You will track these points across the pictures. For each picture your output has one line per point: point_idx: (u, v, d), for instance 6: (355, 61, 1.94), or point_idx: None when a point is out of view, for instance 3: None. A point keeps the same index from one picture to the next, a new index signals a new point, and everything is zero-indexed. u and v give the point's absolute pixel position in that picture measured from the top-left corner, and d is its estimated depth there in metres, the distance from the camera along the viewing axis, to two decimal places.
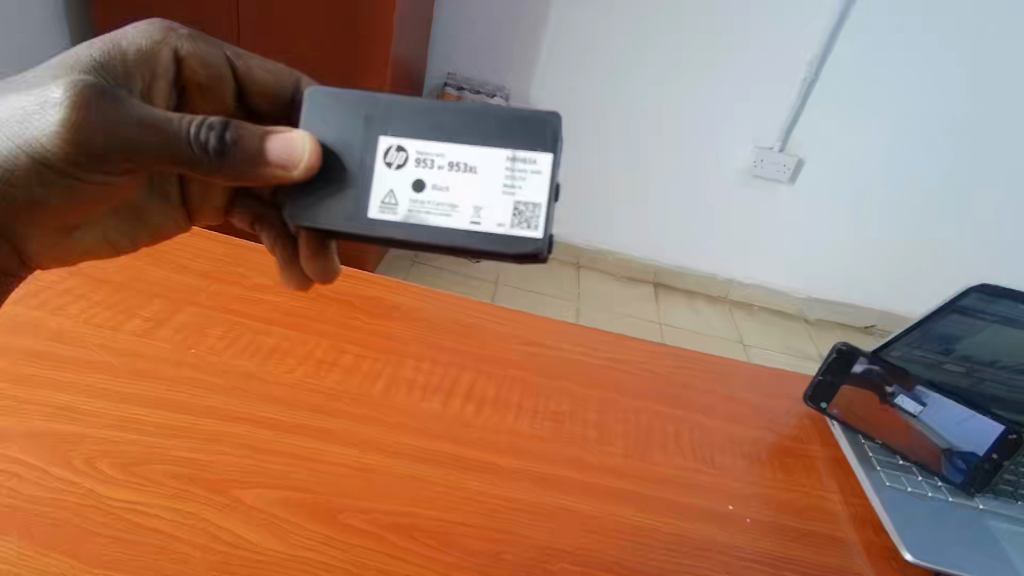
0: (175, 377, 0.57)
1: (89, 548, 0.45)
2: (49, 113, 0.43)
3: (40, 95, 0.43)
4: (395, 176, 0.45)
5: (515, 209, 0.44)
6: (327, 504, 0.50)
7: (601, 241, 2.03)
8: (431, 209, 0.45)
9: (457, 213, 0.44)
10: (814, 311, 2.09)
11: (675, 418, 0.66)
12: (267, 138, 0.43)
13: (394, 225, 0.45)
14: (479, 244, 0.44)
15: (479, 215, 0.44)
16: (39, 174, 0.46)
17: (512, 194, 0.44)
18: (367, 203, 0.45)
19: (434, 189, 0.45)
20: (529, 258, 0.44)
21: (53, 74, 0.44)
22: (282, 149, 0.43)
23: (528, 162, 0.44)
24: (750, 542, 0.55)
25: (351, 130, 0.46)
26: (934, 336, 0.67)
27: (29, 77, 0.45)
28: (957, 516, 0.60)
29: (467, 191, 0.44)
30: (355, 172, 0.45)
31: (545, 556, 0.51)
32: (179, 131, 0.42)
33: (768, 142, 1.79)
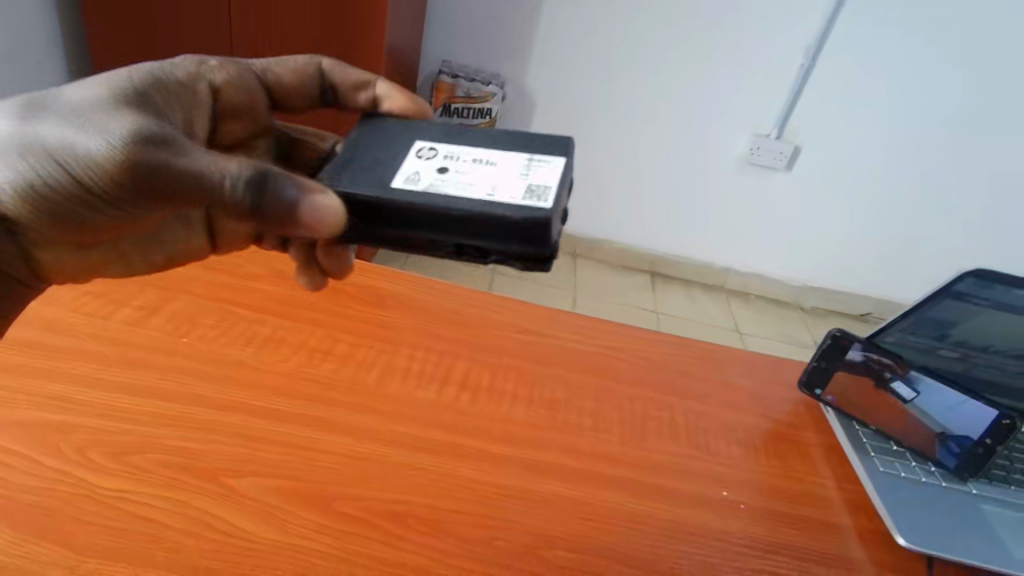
0: (167, 367, 0.57)
1: (80, 536, 0.44)
2: (96, 146, 0.41)
3: (77, 123, 0.42)
4: (422, 163, 0.46)
5: (528, 188, 0.44)
6: (321, 492, 0.50)
7: (598, 231, 2.03)
8: (451, 184, 0.44)
9: (474, 188, 0.44)
10: (810, 299, 2.10)
11: (669, 405, 0.66)
12: (309, 191, 0.42)
13: (412, 192, 0.43)
14: (491, 208, 0.42)
15: (495, 190, 0.43)
16: (77, 199, 0.44)
17: (526, 179, 0.45)
18: (392, 179, 0.45)
19: (455, 172, 0.45)
20: (536, 226, 0.41)
21: (88, 100, 0.43)
22: (318, 206, 0.41)
23: (542, 162, 0.46)
24: (744, 528, 0.56)
25: (393, 138, 0.49)
26: (929, 321, 0.66)
27: (61, 100, 0.44)
28: (951, 501, 0.61)
29: (484, 177, 0.45)
30: (391, 157, 0.47)
31: (539, 543, 0.51)
32: (216, 177, 0.41)
33: (765, 128, 1.79)
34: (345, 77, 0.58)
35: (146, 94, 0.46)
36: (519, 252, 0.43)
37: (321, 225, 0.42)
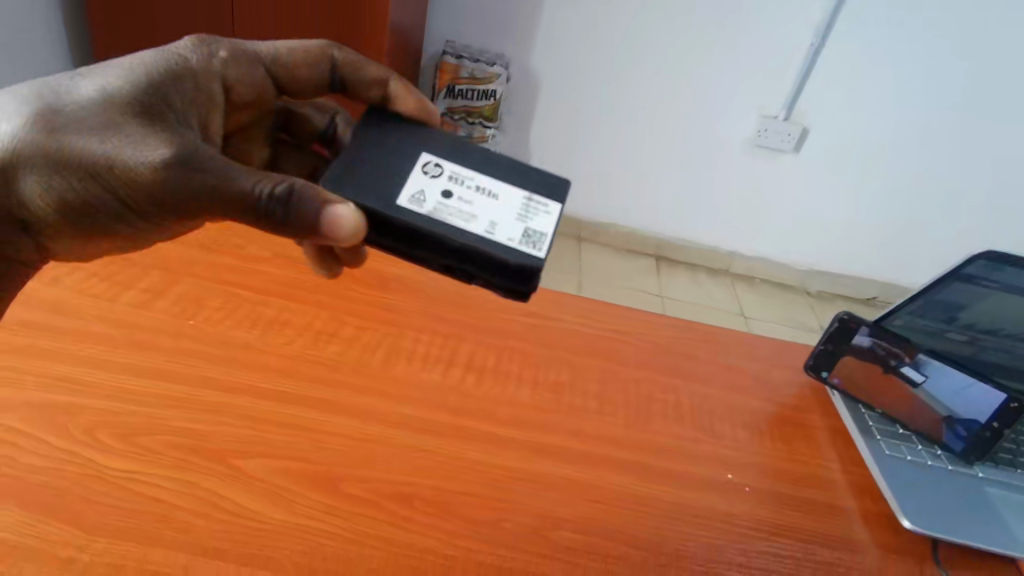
0: (173, 349, 0.57)
1: (90, 516, 0.45)
2: (123, 160, 0.41)
3: (99, 131, 0.42)
4: (427, 180, 0.45)
5: (526, 232, 0.44)
6: (328, 473, 0.51)
7: (603, 214, 2.02)
8: (453, 213, 0.44)
9: (475, 222, 0.43)
10: (815, 284, 2.09)
11: (674, 388, 0.66)
12: (325, 202, 0.41)
13: (416, 219, 0.43)
14: (490, 250, 0.43)
15: (495, 229, 0.43)
16: (108, 207, 0.45)
17: (525, 221, 0.44)
18: (396, 196, 0.44)
19: (459, 200, 0.44)
20: (529, 273, 0.43)
21: (109, 106, 0.43)
22: (331, 219, 0.41)
23: (542, 204, 0.45)
24: (749, 510, 0.56)
25: (400, 141, 0.47)
26: (938, 304, 0.65)
27: (79, 98, 0.43)
28: (957, 484, 0.61)
29: (487, 208, 0.44)
30: (396, 169, 0.45)
31: (545, 524, 0.51)
32: (235, 190, 0.41)
33: (773, 110, 1.77)
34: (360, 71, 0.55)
35: (163, 94, 0.45)
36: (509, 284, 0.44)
37: (335, 237, 0.41)
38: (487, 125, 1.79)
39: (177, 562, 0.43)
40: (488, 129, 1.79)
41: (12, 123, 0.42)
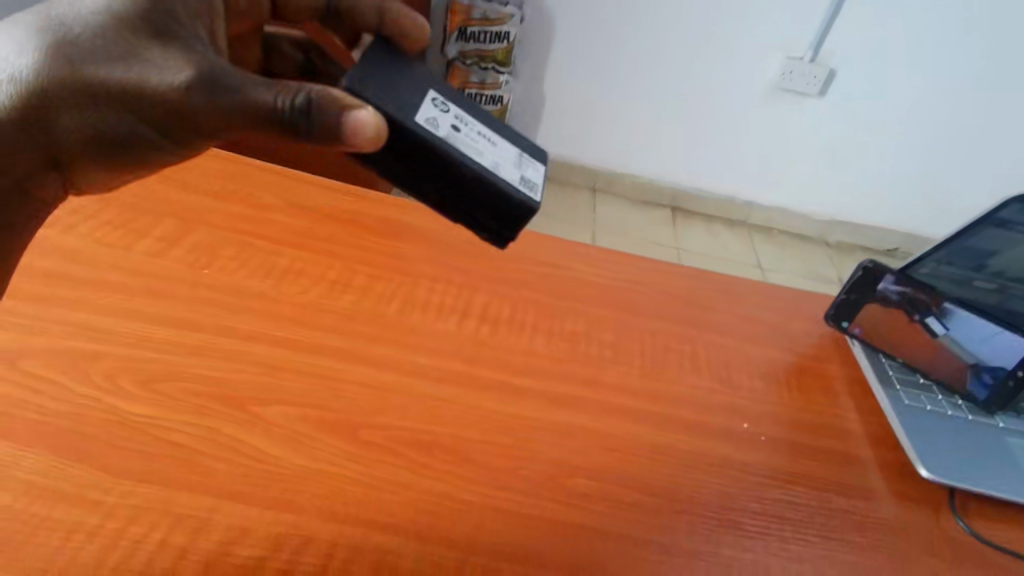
0: (190, 298, 0.57)
1: (115, 460, 0.46)
2: (145, 84, 0.38)
3: (114, 53, 0.38)
4: (439, 108, 0.41)
5: (526, 179, 0.42)
6: (346, 421, 0.51)
7: (619, 164, 1.99)
8: (464, 142, 0.40)
9: (483, 156, 0.40)
10: (834, 234, 2.05)
11: (690, 338, 0.66)
12: (346, 107, 0.37)
13: (427, 137, 0.39)
14: (496, 183, 0.40)
15: (500, 167, 0.41)
16: (131, 138, 0.41)
17: (524, 169, 0.42)
18: (411, 111, 0.40)
19: (468, 133, 0.41)
20: (525, 217, 0.41)
21: (117, 23, 0.39)
22: (353, 124, 0.37)
23: (534, 162, 0.44)
24: (764, 458, 0.56)
25: (409, 68, 0.43)
26: (968, 251, 0.64)
27: (85, 16, 0.39)
28: (976, 433, 0.60)
29: (493, 149, 0.42)
30: (410, 89, 0.41)
31: (561, 472, 0.51)
32: (260, 107, 0.37)
33: (798, 51, 1.73)
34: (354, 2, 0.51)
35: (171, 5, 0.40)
36: (501, 228, 0.42)
37: (357, 145, 0.37)
38: (500, 70, 1.74)
39: (202, 505, 0.44)
40: (501, 74, 1.75)
41: (27, 58, 0.38)
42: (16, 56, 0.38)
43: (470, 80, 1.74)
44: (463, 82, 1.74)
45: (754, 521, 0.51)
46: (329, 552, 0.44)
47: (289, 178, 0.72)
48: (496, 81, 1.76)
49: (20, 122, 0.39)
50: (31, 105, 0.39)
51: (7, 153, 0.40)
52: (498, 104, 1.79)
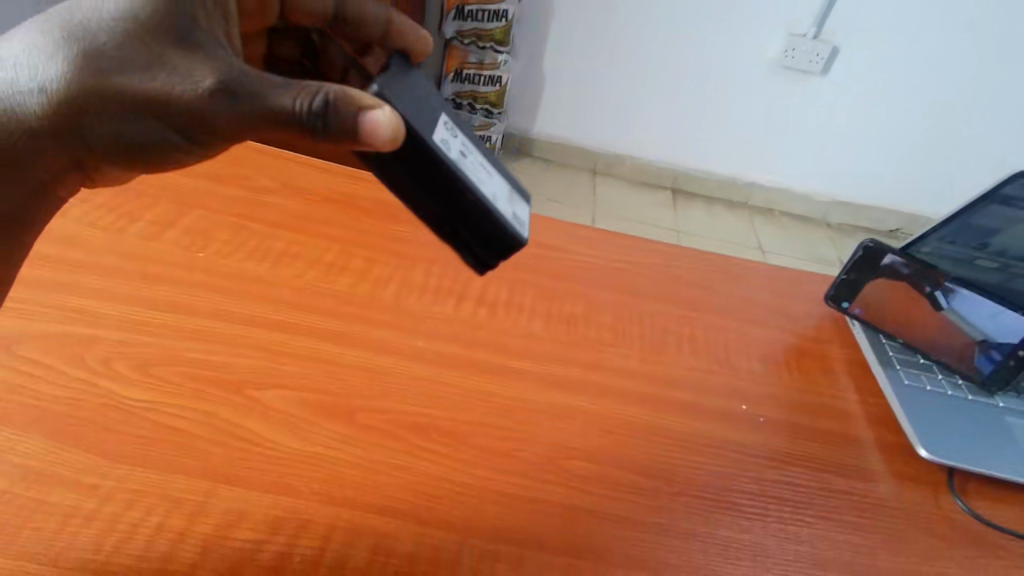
0: (185, 281, 0.57)
1: (111, 444, 0.45)
2: (173, 94, 0.36)
3: (141, 62, 0.37)
4: (447, 128, 0.38)
5: (519, 216, 0.39)
6: (343, 405, 0.51)
7: (618, 145, 1.98)
8: (469, 166, 0.37)
9: (485, 184, 0.38)
10: (836, 216, 2.04)
11: (689, 320, 0.65)
12: (362, 107, 0.34)
13: (437, 149, 0.36)
14: (495, 211, 0.37)
15: (499, 199, 0.38)
16: (160, 144, 0.40)
17: (516, 206, 0.40)
18: (424, 121, 0.37)
19: (472, 158, 0.38)
20: (514, 251, 0.38)
21: (137, 28, 0.37)
22: (368, 125, 0.34)
23: (523, 200, 0.41)
24: (764, 440, 0.56)
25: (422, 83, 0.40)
26: (970, 229, 0.63)
27: (108, 23, 0.37)
28: (975, 414, 0.60)
29: (492, 176, 0.39)
30: (421, 100, 0.38)
31: (559, 455, 0.51)
32: (283, 113, 0.35)
33: (802, 28, 1.71)
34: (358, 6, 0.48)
35: (189, 7, 0.38)
36: (486, 256, 0.39)
37: (373, 146, 0.35)
38: (499, 50, 1.73)
39: (198, 489, 0.44)
40: (500, 53, 1.74)
41: (55, 66, 0.37)
42: (43, 66, 0.37)
43: (468, 60, 1.75)
44: (461, 62, 1.75)
45: (754, 503, 0.51)
46: (326, 535, 0.43)
47: (286, 161, 0.71)
48: (495, 61, 1.75)
49: (50, 130, 0.39)
50: (59, 114, 0.38)
51: (40, 154, 0.40)
52: (496, 84, 1.78)
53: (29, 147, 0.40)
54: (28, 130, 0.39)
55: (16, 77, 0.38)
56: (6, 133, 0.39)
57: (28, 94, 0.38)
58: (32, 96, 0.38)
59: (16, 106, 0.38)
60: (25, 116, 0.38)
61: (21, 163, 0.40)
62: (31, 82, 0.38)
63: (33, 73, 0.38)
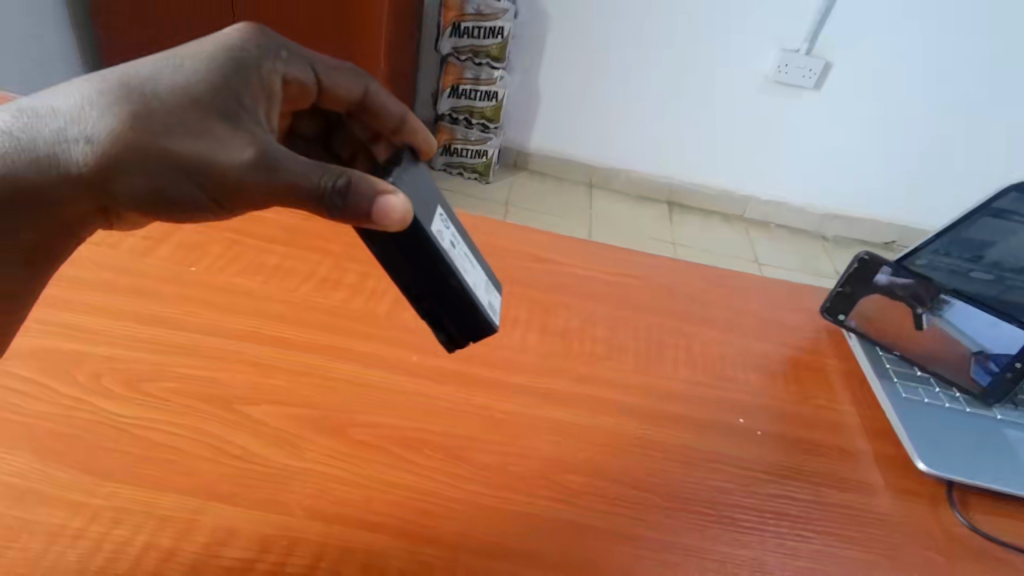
0: (178, 297, 0.56)
1: (100, 461, 0.45)
2: (211, 159, 0.37)
3: (188, 129, 0.37)
4: (442, 219, 0.41)
5: (491, 298, 0.44)
6: (336, 420, 0.50)
7: (614, 159, 1.99)
8: (459, 255, 0.41)
9: (470, 273, 0.42)
10: (831, 229, 2.05)
11: (684, 332, 0.65)
12: (379, 189, 0.36)
13: (435, 242, 0.39)
14: (476, 302, 0.41)
15: (479, 286, 0.42)
16: (187, 206, 0.39)
17: (490, 288, 0.44)
18: (426, 218, 0.40)
19: (460, 247, 0.42)
20: (486, 334, 0.43)
21: (190, 100, 0.38)
22: (383, 205, 0.36)
23: (493, 281, 0.46)
24: (762, 453, 0.55)
25: (420, 174, 0.43)
26: (964, 242, 0.62)
27: (164, 90, 0.38)
28: (974, 427, 0.59)
29: (474, 266, 0.43)
30: (423, 195, 0.41)
31: (555, 470, 0.51)
32: (309, 183, 0.37)
33: (794, 44, 1.72)
34: (384, 100, 0.48)
35: (236, 89, 0.40)
36: (458, 336, 0.43)
37: (383, 225, 0.36)
38: (495, 65, 1.74)
39: (187, 507, 0.43)
40: (495, 70, 1.75)
41: (103, 121, 0.37)
42: (92, 118, 0.37)
43: (464, 76, 1.76)
44: (457, 78, 1.77)
45: (752, 518, 0.50)
46: (317, 553, 0.43)
47: None
48: (490, 77, 1.76)
49: (82, 178, 0.38)
50: (97, 165, 0.37)
51: (67, 199, 0.39)
52: (492, 100, 1.79)
53: (56, 190, 0.39)
54: (62, 176, 0.38)
55: (60, 124, 0.38)
56: (38, 174, 0.38)
57: (69, 142, 0.38)
58: (77, 147, 0.37)
59: (53, 152, 0.38)
60: (63, 163, 0.38)
61: (44, 204, 0.39)
62: (75, 132, 0.37)
63: (79, 124, 0.38)
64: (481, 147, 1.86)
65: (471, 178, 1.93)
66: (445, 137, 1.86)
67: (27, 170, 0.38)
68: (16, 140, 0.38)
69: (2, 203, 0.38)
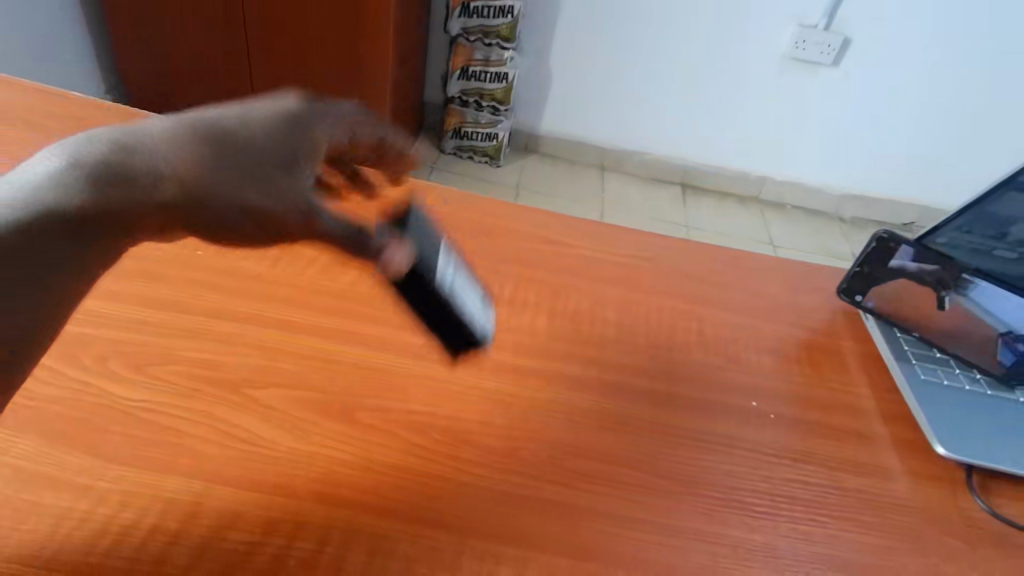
0: (183, 280, 0.56)
1: (107, 444, 0.45)
2: (281, 201, 0.39)
3: (262, 174, 0.39)
4: (447, 255, 0.43)
5: (486, 317, 0.47)
6: (341, 403, 0.50)
7: (627, 140, 1.97)
8: (462, 290, 0.43)
9: (472, 305, 0.44)
10: (848, 210, 2.02)
11: (696, 315, 0.64)
12: (400, 239, 0.41)
13: (444, 285, 0.42)
14: (475, 330, 0.44)
15: (479, 313, 0.45)
16: (248, 239, 0.40)
17: (484, 305, 0.47)
18: (437, 256, 0.42)
19: (463, 279, 0.44)
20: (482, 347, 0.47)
21: (262, 146, 0.39)
22: (399, 259, 0.40)
23: (486, 295, 0.48)
24: (775, 436, 0.54)
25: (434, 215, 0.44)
26: (987, 219, 0.58)
27: (244, 133, 0.39)
28: (995, 411, 0.58)
29: (474, 291, 0.45)
30: (435, 237, 0.43)
31: (562, 453, 0.50)
32: (352, 230, 0.40)
33: (812, 19, 1.68)
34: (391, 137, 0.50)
35: (296, 138, 0.41)
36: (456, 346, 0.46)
37: (395, 274, 0.41)
38: (505, 45, 1.71)
39: (193, 490, 0.43)
40: (505, 50, 1.72)
41: (192, 159, 0.37)
42: (182, 156, 0.37)
43: (474, 57, 1.74)
44: (467, 59, 1.75)
45: (764, 503, 0.49)
46: (323, 535, 0.42)
47: None
48: (501, 57, 1.74)
49: (167, 208, 0.37)
50: (184, 199, 0.37)
51: (144, 224, 0.37)
52: (502, 82, 1.77)
53: (138, 216, 0.37)
54: (147, 203, 0.37)
55: (148, 156, 0.37)
56: (128, 200, 0.36)
57: (154, 173, 0.37)
58: (165, 181, 0.37)
59: (142, 182, 0.37)
60: (151, 193, 0.37)
61: (118, 226, 0.36)
62: (165, 169, 0.37)
63: (169, 161, 0.37)
64: (492, 130, 1.85)
65: (482, 162, 1.92)
66: (456, 120, 1.85)
67: (115, 197, 0.36)
68: (103, 166, 0.36)
69: (85, 224, 0.35)
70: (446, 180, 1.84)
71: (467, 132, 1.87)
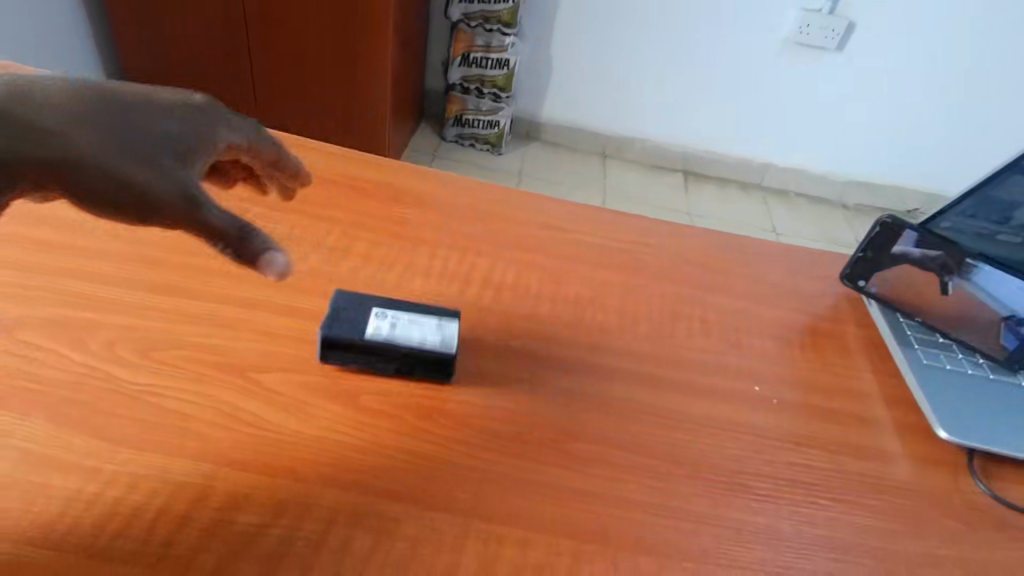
0: (187, 266, 0.56)
1: (114, 428, 0.45)
2: (156, 179, 0.39)
3: (145, 153, 0.40)
4: (378, 320, 0.52)
5: (445, 335, 0.52)
6: (347, 388, 0.50)
7: (629, 127, 1.96)
8: (401, 332, 0.52)
9: (417, 336, 0.51)
10: (852, 197, 2.02)
11: (699, 301, 0.64)
12: (269, 245, 0.38)
13: (373, 340, 0.51)
14: (426, 351, 0.51)
15: (428, 337, 0.51)
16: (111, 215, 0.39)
17: (443, 329, 0.53)
18: (359, 329, 0.51)
19: (401, 323, 0.52)
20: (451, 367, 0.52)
21: (153, 132, 0.41)
22: (271, 262, 0.37)
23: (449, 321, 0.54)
24: (778, 420, 0.54)
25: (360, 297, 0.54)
26: (991, 203, 0.60)
27: (139, 116, 0.42)
28: (997, 395, 0.58)
29: (418, 324, 0.53)
30: (355, 313, 0.53)
31: (566, 437, 0.50)
32: (218, 221, 0.38)
33: (816, 4, 1.67)
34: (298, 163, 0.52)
35: (189, 133, 0.43)
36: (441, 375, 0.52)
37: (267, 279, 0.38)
38: (506, 31, 1.70)
39: (200, 473, 0.44)
40: (507, 36, 1.71)
41: (80, 129, 0.40)
42: (72, 125, 0.40)
43: (476, 43, 1.73)
44: (469, 45, 1.74)
45: (767, 487, 0.49)
46: (330, 517, 0.43)
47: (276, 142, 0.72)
48: (502, 43, 1.73)
49: (40, 167, 0.38)
50: (59, 160, 0.38)
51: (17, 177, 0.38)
52: (504, 68, 1.76)
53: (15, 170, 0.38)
54: (26, 159, 0.38)
55: (42, 111, 0.40)
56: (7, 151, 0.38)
57: (42, 131, 0.39)
58: (49, 141, 0.39)
59: (25, 137, 0.38)
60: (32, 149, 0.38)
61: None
62: (52, 131, 0.39)
63: (59, 126, 0.39)
64: (493, 117, 1.84)
65: (483, 150, 1.92)
66: (457, 107, 1.85)
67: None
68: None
69: None
70: (448, 168, 1.84)
71: (469, 120, 1.86)
